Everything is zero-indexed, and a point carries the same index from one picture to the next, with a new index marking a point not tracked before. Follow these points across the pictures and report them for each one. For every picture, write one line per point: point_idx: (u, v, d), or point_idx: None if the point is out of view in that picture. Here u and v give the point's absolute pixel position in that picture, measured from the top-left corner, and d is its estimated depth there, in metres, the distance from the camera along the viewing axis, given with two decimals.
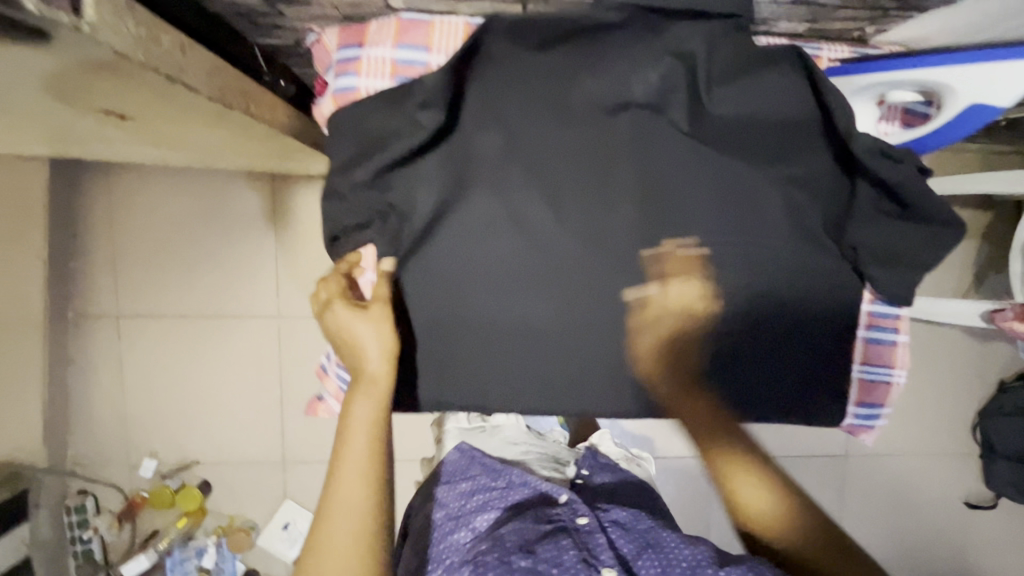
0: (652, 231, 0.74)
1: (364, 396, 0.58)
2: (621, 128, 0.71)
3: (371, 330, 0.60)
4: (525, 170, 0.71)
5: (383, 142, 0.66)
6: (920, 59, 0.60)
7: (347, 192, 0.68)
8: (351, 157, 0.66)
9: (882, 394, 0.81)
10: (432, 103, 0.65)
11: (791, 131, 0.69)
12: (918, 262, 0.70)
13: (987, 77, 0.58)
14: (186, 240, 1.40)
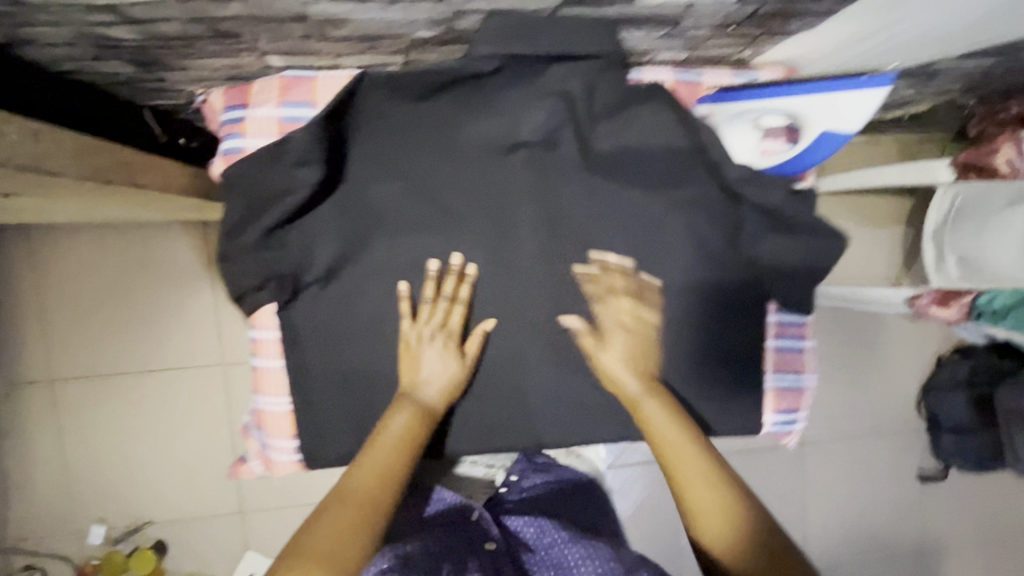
0: (559, 263, 0.75)
1: (405, 414, 0.67)
2: (517, 166, 0.72)
3: (444, 364, 0.70)
4: (423, 214, 0.71)
5: (268, 202, 0.64)
6: (785, 85, 0.68)
7: (239, 256, 0.66)
8: (239, 219, 0.64)
9: (796, 401, 0.82)
10: (310, 159, 0.62)
11: (679, 157, 0.72)
12: (810, 269, 0.74)
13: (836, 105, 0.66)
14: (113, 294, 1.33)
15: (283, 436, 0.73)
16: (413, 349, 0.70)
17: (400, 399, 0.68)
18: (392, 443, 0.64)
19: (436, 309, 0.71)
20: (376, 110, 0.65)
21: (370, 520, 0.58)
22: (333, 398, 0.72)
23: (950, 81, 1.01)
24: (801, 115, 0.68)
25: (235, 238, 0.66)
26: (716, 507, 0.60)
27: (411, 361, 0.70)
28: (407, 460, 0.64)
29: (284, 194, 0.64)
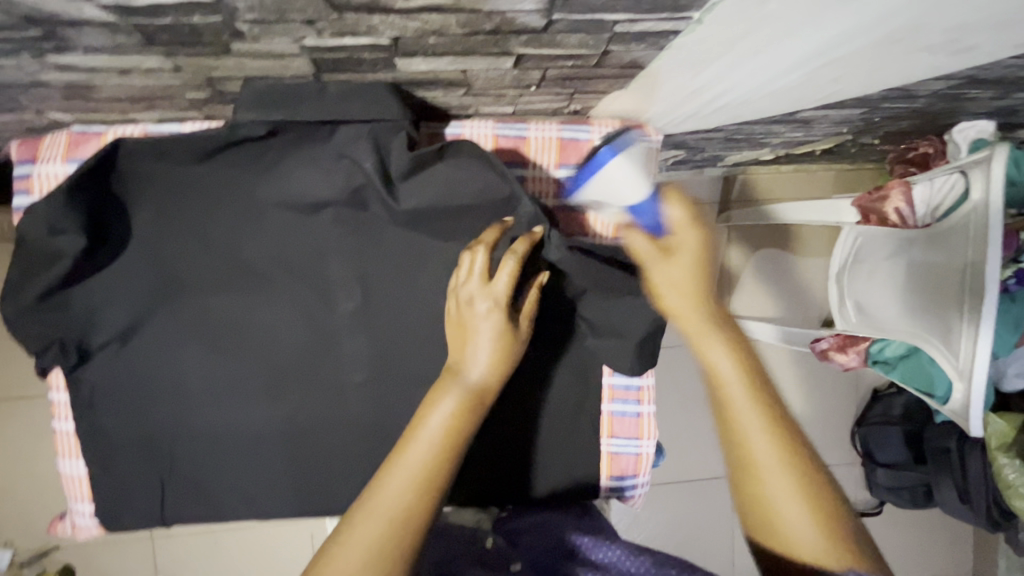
0: (373, 324, 0.72)
1: (453, 396, 0.57)
2: (323, 225, 0.69)
3: (493, 339, 0.60)
4: (222, 273, 0.69)
5: (37, 267, 0.62)
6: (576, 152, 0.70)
7: (11, 322, 0.63)
8: (7, 286, 0.62)
9: (632, 466, 0.79)
10: (61, 227, 0.60)
11: (490, 218, 0.68)
12: (633, 332, 0.70)
13: (614, 177, 0.67)
14: None
15: (81, 500, 0.71)
16: (469, 320, 0.61)
17: (446, 380, 0.59)
18: (431, 440, 0.54)
19: (476, 264, 0.63)
20: (159, 171, 0.64)
21: (412, 525, 0.51)
22: (130, 462, 0.70)
23: (832, 126, 0.97)
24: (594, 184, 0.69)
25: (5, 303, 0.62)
26: (782, 478, 0.53)
27: (463, 335, 0.61)
28: (458, 452, 0.55)
29: (53, 259, 0.62)
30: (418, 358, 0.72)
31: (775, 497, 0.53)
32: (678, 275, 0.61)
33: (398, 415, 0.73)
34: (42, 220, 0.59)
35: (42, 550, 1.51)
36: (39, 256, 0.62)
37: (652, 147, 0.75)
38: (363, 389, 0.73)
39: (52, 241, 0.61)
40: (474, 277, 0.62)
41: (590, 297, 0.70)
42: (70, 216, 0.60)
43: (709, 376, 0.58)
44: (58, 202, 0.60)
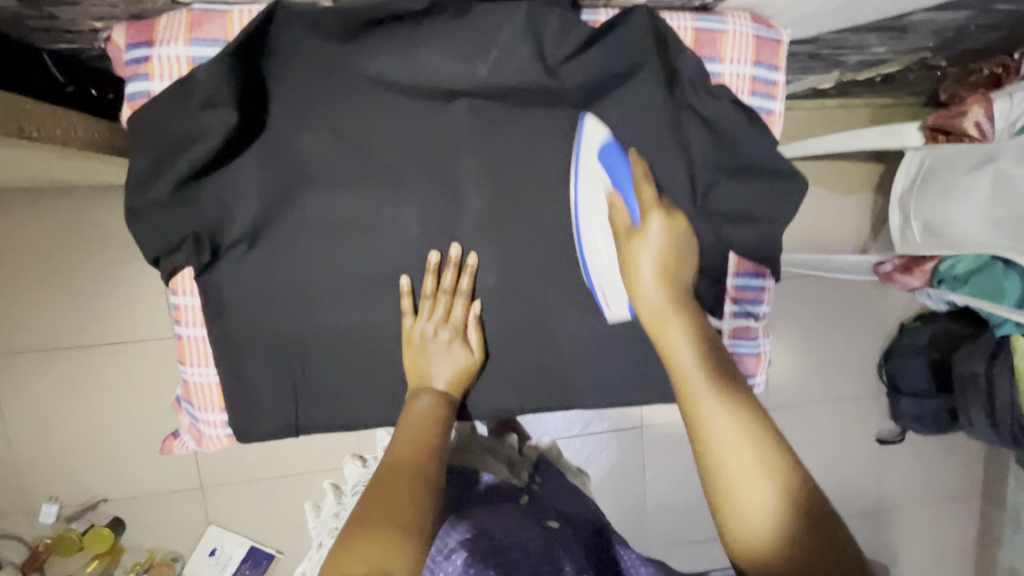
0: (502, 225, 0.70)
1: (422, 402, 0.66)
2: (458, 115, 0.66)
3: (451, 357, 0.68)
4: (351, 170, 0.66)
5: (184, 148, 0.60)
6: (730, 33, 0.71)
7: (146, 212, 0.61)
8: (147, 169, 0.60)
9: (751, 365, 0.81)
10: (218, 101, 0.59)
11: (632, 109, 0.67)
12: (767, 220, 0.72)
13: (772, 54, 0.72)
14: (69, 271, 1.37)
15: (212, 410, 0.70)
16: (418, 344, 0.68)
17: (414, 392, 0.67)
18: (416, 423, 0.64)
19: (437, 303, 0.69)
20: (296, 53, 0.62)
21: (427, 483, 0.56)
22: (261, 369, 0.68)
23: (922, 38, 0.98)
24: (748, 63, 0.72)
25: (145, 192, 0.61)
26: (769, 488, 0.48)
27: (422, 358, 0.68)
28: (437, 432, 0.63)
29: (201, 138, 0.60)
30: (547, 258, 0.71)
31: (725, 451, 0.50)
32: (647, 280, 0.59)
33: (529, 316, 0.73)
34: (205, 91, 0.58)
35: (89, 503, 1.48)
36: (184, 136, 0.60)
37: (781, 40, 0.73)
38: (496, 292, 0.72)
39: (201, 117, 0.60)
40: (415, 312, 0.69)
41: (727, 185, 0.70)
42: (228, 90, 0.59)
43: (683, 400, 0.54)
44: (212, 76, 0.59)
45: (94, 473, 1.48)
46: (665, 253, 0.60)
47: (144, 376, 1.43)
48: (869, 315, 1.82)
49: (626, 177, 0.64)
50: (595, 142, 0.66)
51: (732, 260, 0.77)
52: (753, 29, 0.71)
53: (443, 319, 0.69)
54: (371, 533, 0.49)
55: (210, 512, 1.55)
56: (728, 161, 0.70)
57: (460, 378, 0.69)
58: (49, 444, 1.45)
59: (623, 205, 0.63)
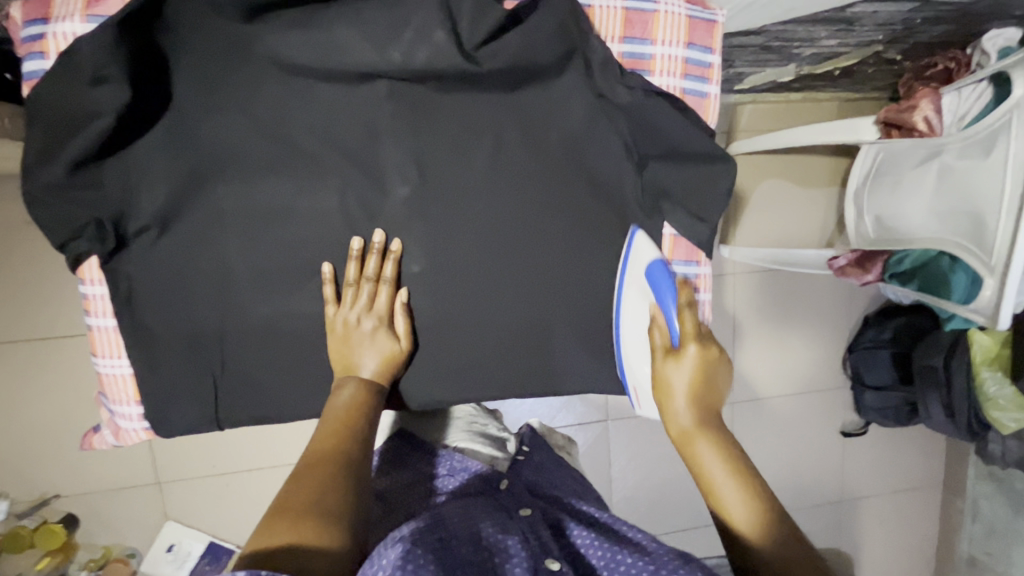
0: (427, 215, 0.69)
1: (347, 391, 0.64)
2: (378, 100, 0.65)
3: (375, 345, 0.67)
4: (271, 155, 0.65)
5: (74, 128, 0.57)
6: (663, 14, 0.70)
7: (42, 198, 0.57)
8: (35, 153, 0.56)
9: None
10: (108, 76, 0.55)
11: (553, 99, 0.68)
12: (699, 209, 0.71)
13: (705, 37, 0.71)
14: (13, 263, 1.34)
15: (126, 403, 0.68)
16: (342, 332, 0.66)
17: (336, 382, 0.65)
18: (337, 413, 0.61)
19: (360, 291, 0.67)
20: (200, 32, 0.59)
21: (345, 470, 0.54)
22: (176, 362, 0.66)
23: (869, 31, 0.98)
24: (680, 45, 0.71)
25: (37, 175, 0.57)
26: (744, 500, 0.52)
27: (345, 348, 0.66)
28: (362, 423, 0.60)
29: (91, 116, 0.56)
30: (473, 249, 0.71)
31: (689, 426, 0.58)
32: (679, 398, 0.60)
33: (458, 306, 0.72)
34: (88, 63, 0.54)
35: (41, 500, 1.46)
36: (73, 114, 0.56)
37: (717, 21, 0.72)
38: (423, 282, 0.71)
39: (88, 94, 0.56)
40: (339, 300, 0.67)
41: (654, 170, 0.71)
42: (117, 64, 0.55)
43: (699, 472, 0.56)
44: (99, 43, 0.54)
45: (45, 469, 1.47)
46: (700, 388, 0.60)
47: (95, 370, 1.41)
48: (833, 309, 1.83)
49: (667, 294, 0.64)
50: (643, 260, 0.69)
51: (665, 242, 0.75)
52: (686, 11, 0.70)
53: (367, 307, 0.67)
54: (287, 519, 0.47)
55: (168, 508, 1.53)
56: (656, 147, 0.69)
57: (389, 365, 0.67)
58: None
59: (662, 330, 0.63)
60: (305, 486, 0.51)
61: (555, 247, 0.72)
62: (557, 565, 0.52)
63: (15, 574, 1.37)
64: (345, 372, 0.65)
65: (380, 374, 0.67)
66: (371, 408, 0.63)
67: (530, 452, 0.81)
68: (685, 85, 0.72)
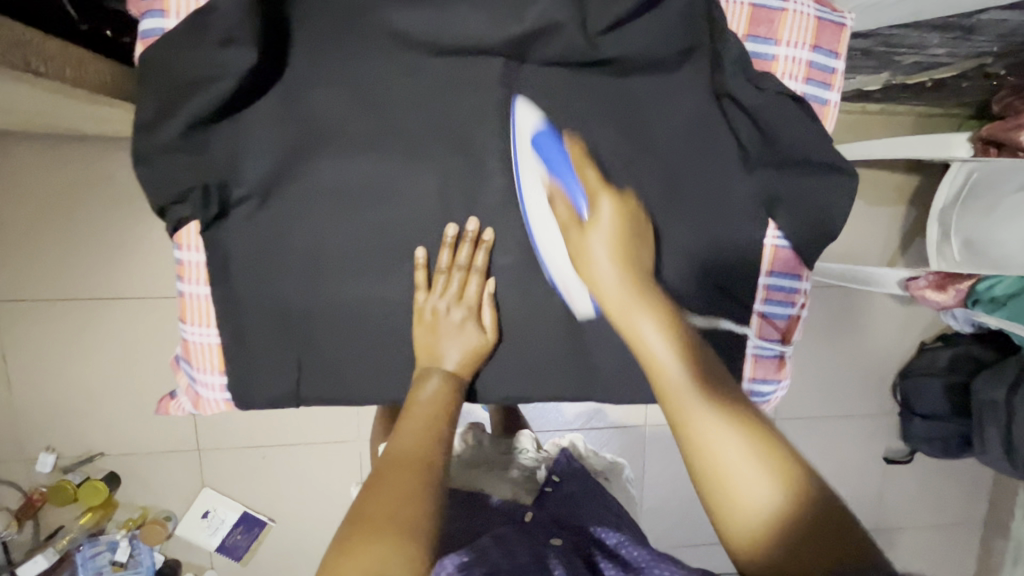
0: (523, 203, 0.66)
1: (433, 382, 0.61)
2: (488, 82, 0.62)
3: (462, 337, 0.65)
4: (372, 130, 0.62)
5: (191, 89, 0.56)
6: (791, 15, 0.66)
7: (154, 157, 0.57)
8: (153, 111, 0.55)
9: (776, 369, 0.77)
10: (235, 38, 0.54)
11: (667, 89, 0.65)
12: (814, 215, 0.68)
13: (832, 42, 0.68)
14: (79, 220, 1.38)
15: (211, 371, 0.67)
16: (430, 321, 0.65)
17: (421, 373, 0.63)
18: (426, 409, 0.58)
19: (451, 279, 0.65)
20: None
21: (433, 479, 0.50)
22: (261, 335, 0.65)
23: (986, 41, 0.92)
24: (805, 47, 0.67)
25: (151, 133, 0.56)
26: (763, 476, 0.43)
27: (433, 337, 0.64)
28: (447, 418, 0.58)
29: (210, 77, 0.55)
30: None
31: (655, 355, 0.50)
32: (606, 277, 0.56)
33: (546, 300, 0.69)
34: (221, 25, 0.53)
35: (86, 456, 1.49)
36: (195, 75, 0.55)
37: (845, 25, 0.68)
38: (513, 273, 0.68)
39: (216, 54, 0.54)
40: (429, 288, 0.65)
41: (763, 172, 0.67)
42: (248, 25, 0.54)
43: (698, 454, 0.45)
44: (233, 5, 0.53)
45: (92, 426, 1.50)
46: (622, 253, 0.57)
47: (150, 332, 1.45)
48: (888, 332, 1.76)
49: (564, 166, 0.61)
50: (528, 129, 0.62)
51: (766, 252, 0.72)
52: (816, 12, 0.67)
53: (457, 297, 0.65)
54: (370, 538, 0.44)
55: (205, 476, 1.55)
56: (773, 146, 0.66)
57: (474, 357, 0.66)
58: (52, 392, 1.46)
59: (567, 203, 0.61)
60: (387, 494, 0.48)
61: (652, 246, 0.69)
62: None
63: (65, 522, 1.51)
64: (432, 360, 0.64)
65: (464, 365, 0.65)
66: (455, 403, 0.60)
67: (561, 480, 0.78)
68: (805, 91, 0.68)
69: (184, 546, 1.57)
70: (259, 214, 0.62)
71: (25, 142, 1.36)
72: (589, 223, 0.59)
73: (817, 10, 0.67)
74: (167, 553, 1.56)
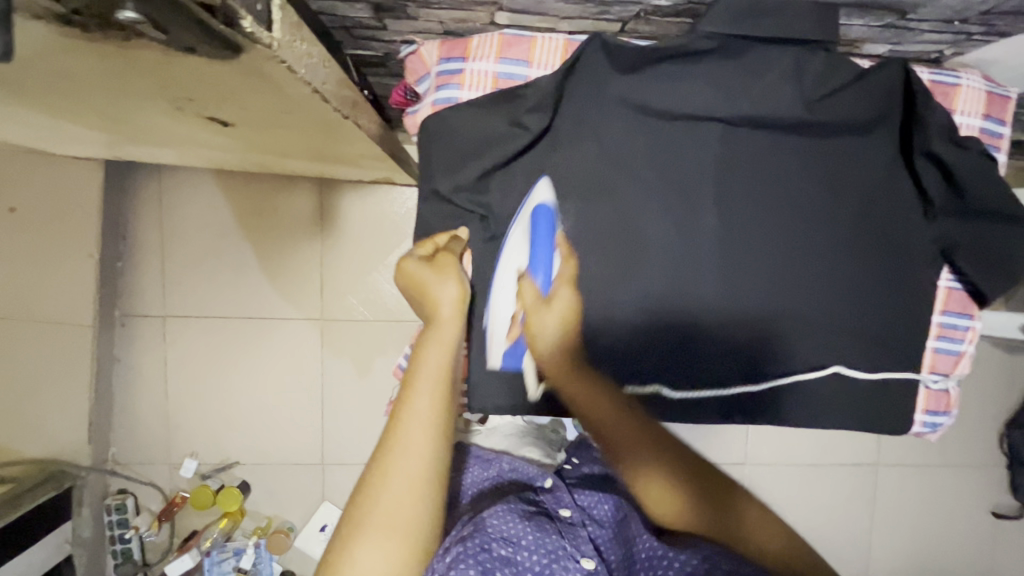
0: (733, 241, 0.76)
1: (435, 343, 0.64)
2: (710, 140, 0.74)
3: (441, 274, 0.67)
4: (612, 178, 0.75)
5: (484, 146, 0.72)
6: (967, 88, 0.76)
7: (451, 193, 0.74)
8: (455, 161, 0.72)
9: (945, 402, 0.83)
10: (536, 106, 0.70)
11: (862, 146, 0.75)
12: (1001, 262, 0.75)
13: (1003, 110, 0.77)
14: (242, 247, 1.59)
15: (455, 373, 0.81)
16: (416, 278, 0.68)
17: (423, 335, 0.66)
18: (430, 378, 0.62)
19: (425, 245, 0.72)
20: (586, 73, 0.70)
21: (434, 484, 0.59)
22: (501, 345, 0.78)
23: None
24: (980, 116, 0.77)
25: (454, 176, 0.73)
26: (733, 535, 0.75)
27: (421, 291, 0.68)
28: (450, 390, 0.63)
29: (507, 135, 0.71)
30: (764, 274, 0.77)
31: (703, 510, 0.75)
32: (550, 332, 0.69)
33: (750, 330, 0.78)
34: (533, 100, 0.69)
35: (223, 464, 1.62)
36: (490, 137, 0.71)
37: (1011, 96, 0.78)
38: (718, 304, 0.77)
39: (517, 114, 0.70)
40: (410, 254, 0.70)
41: (946, 221, 0.76)
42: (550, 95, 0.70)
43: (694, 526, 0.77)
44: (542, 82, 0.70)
45: (231, 435, 1.62)
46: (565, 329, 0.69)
47: (293, 350, 1.61)
48: (994, 382, 1.75)
49: (547, 241, 0.70)
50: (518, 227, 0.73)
51: (939, 292, 0.81)
52: (988, 85, 0.77)
53: (421, 256, 0.70)
54: (370, 530, 0.56)
55: (327, 489, 1.65)
56: (956, 199, 0.74)
57: (459, 284, 0.68)
58: (200, 402, 1.61)
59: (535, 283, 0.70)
60: (405, 496, 0.58)
61: (842, 285, 0.78)
62: (591, 565, 0.67)
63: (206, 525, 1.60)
64: (432, 311, 0.66)
65: (458, 296, 0.66)
66: (444, 375, 0.63)
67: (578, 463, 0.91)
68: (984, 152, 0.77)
69: (301, 558, 1.64)
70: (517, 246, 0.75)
71: (209, 179, 1.57)
72: (552, 300, 0.69)
73: (989, 83, 0.77)
74: (284, 563, 1.63)
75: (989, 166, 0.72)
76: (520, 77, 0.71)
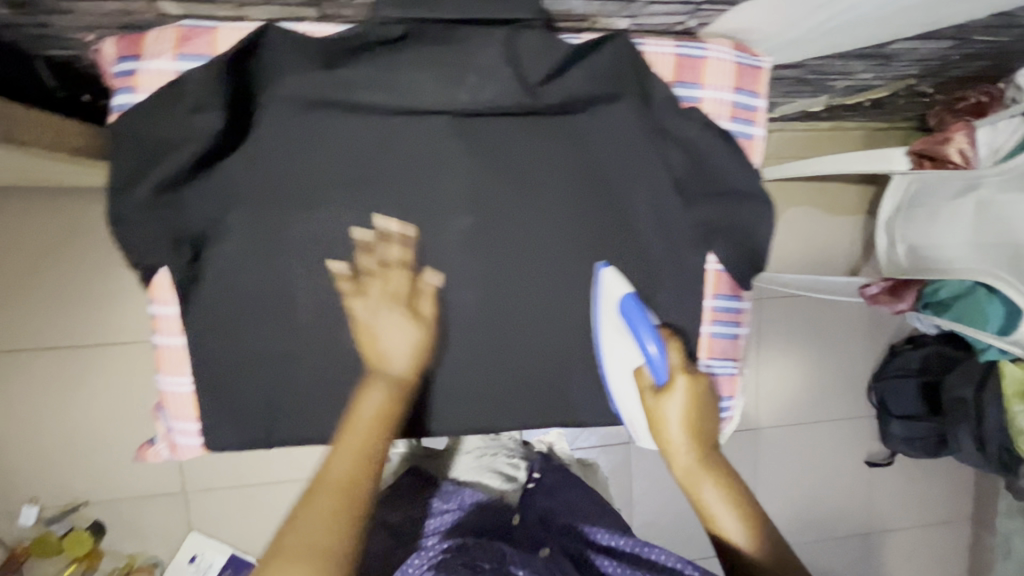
0: (482, 241, 0.70)
1: (374, 389, 0.63)
2: (439, 133, 0.67)
3: (403, 330, 0.65)
4: (333, 183, 0.67)
5: (164, 153, 0.62)
6: (715, 60, 0.72)
7: (131, 214, 0.63)
8: (126, 176, 0.62)
9: (728, 386, 0.81)
10: (206, 106, 0.62)
11: (606, 132, 0.70)
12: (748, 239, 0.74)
13: (755, 81, 0.74)
14: (48, 264, 1.31)
15: (185, 418, 0.71)
16: (366, 321, 0.65)
17: (368, 379, 0.64)
18: (365, 425, 0.61)
19: (376, 279, 0.67)
20: (275, 62, 0.62)
21: (352, 519, 0.56)
22: (232, 378, 0.68)
23: (905, 66, 0.99)
24: (730, 88, 0.73)
25: (127, 196, 0.62)
26: (743, 530, 0.64)
27: (371, 339, 0.65)
28: (378, 444, 0.61)
29: (189, 137, 0.62)
30: (523, 275, 0.72)
31: (711, 503, 0.65)
32: (671, 421, 0.68)
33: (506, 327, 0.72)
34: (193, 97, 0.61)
35: (70, 506, 1.42)
36: (167, 142, 0.62)
37: (762, 68, 0.75)
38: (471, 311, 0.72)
39: (197, 119, 0.62)
40: (382, 299, 0.66)
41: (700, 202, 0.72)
42: (215, 96, 0.62)
43: (699, 506, 0.66)
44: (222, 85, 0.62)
45: (76, 475, 1.42)
46: (691, 405, 0.69)
47: (126, 380, 1.38)
48: (859, 339, 1.82)
49: (645, 326, 0.68)
50: (614, 297, 0.71)
51: (709, 276, 0.77)
52: (737, 53, 0.73)
53: (399, 300, 0.66)
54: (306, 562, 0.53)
55: (193, 518, 1.48)
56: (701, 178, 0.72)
57: (422, 350, 0.66)
58: (29, 444, 1.39)
59: (649, 372, 0.69)
60: (322, 525, 0.55)
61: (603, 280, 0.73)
62: None
63: None
64: (374, 362, 0.64)
65: (414, 354, 0.66)
66: (383, 424, 0.62)
67: (541, 477, 0.92)
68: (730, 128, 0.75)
69: None
70: (233, 269, 0.66)
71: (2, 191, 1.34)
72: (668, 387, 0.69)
73: (737, 51, 0.73)
74: None
75: (724, 143, 0.70)
76: (192, 71, 0.61)
